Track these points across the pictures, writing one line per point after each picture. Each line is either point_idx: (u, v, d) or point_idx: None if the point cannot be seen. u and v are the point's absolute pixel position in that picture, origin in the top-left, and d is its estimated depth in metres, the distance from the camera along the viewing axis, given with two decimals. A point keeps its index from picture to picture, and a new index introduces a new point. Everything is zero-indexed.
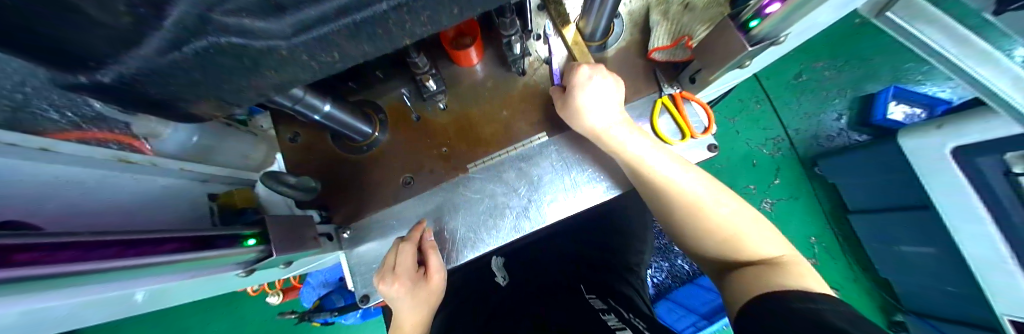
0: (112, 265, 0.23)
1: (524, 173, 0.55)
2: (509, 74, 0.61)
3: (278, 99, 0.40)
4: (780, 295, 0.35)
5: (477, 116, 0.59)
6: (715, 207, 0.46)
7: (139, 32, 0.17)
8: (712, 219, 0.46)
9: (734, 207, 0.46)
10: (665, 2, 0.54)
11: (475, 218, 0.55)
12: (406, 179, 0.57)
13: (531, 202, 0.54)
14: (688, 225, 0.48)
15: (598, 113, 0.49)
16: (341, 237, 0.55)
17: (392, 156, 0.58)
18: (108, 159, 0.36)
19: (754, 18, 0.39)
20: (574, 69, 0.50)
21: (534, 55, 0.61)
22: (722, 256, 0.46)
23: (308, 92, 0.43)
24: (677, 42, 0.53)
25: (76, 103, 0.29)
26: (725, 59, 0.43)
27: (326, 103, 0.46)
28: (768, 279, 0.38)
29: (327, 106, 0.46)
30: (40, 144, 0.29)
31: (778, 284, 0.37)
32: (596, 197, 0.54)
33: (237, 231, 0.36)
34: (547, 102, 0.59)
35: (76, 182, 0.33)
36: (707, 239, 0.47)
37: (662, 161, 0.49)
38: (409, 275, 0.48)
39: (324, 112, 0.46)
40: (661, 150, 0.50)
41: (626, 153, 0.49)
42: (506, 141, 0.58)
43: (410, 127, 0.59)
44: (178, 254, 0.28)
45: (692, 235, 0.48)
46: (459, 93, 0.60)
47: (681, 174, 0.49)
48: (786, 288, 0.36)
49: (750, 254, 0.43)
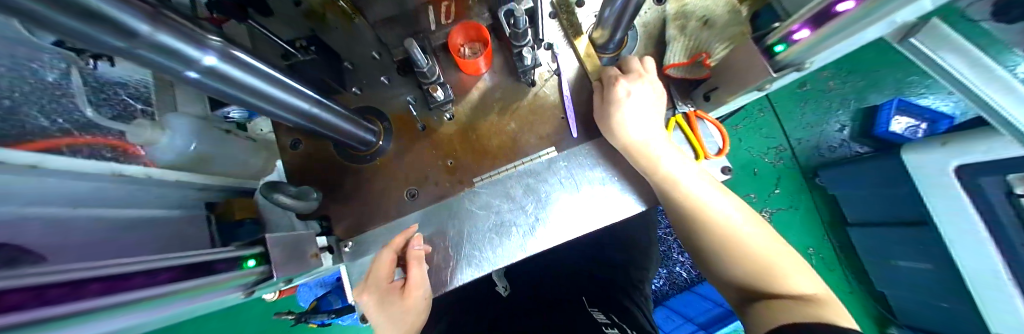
0: (105, 301, 0.21)
1: (532, 189, 0.54)
2: (518, 85, 0.59)
3: (192, 80, 0.26)
4: (816, 327, 0.32)
5: (484, 127, 0.58)
6: (744, 232, 0.45)
7: (39, 11, 0.14)
8: (743, 243, 0.44)
9: (764, 237, 0.45)
10: (683, 17, 0.51)
11: (480, 235, 0.53)
12: (410, 191, 0.56)
13: (538, 220, 0.53)
14: (718, 248, 0.46)
15: (636, 125, 0.48)
16: (342, 250, 0.54)
17: (396, 166, 0.57)
18: (104, 173, 0.35)
19: (781, 42, 0.37)
20: (613, 82, 0.50)
21: (544, 66, 0.59)
22: (750, 284, 0.43)
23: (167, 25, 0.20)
24: (694, 59, 0.50)
25: (66, 105, 0.34)
26: (744, 82, 0.42)
27: (209, 53, 0.24)
28: (802, 312, 0.36)
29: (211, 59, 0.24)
30: (30, 161, 0.28)
31: (815, 318, 0.34)
32: (612, 214, 0.52)
33: (238, 252, 0.35)
34: (557, 116, 0.58)
35: (63, 197, 0.31)
36: (741, 263, 0.44)
37: (694, 181, 0.48)
38: (382, 288, 0.46)
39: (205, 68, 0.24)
40: (692, 170, 0.49)
41: (660, 170, 0.48)
42: (514, 154, 0.57)
43: (416, 136, 0.57)
44: (171, 285, 0.27)
45: (719, 259, 0.46)
46: (468, 103, 0.59)
47: (712, 197, 0.48)
48: (814, 320, 0.33)
49: (784, 286, 0.40)
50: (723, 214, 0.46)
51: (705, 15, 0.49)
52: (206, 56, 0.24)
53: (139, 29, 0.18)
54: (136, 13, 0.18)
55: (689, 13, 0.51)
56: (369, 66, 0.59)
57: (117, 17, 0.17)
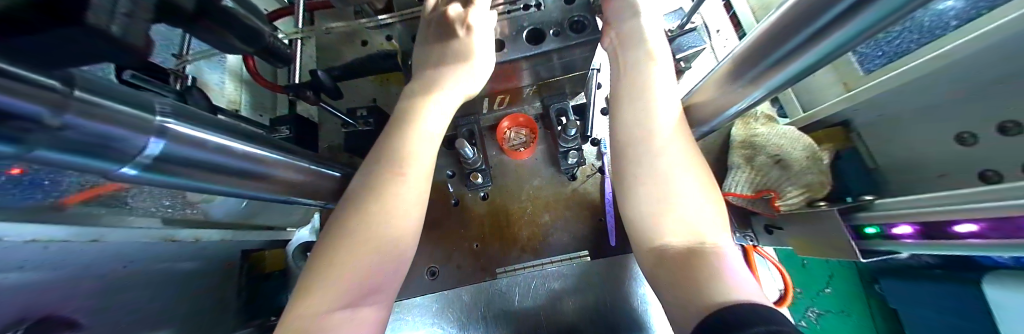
0: None
1: (555, 293, 0.52)
2: (559, 177, 0.58)
3: (129, 176, 0.22)
4: (739, 314, 0.22)
5: (517, 213, 0.56)
6: (699, 221, 0.32)
7: (31, 151, 0.15)
8: (683, 221, 0.32)
9: (719, 236, 0.31)
10: (752, 148, 0.49)
11: (484, 315, 0.52)
12: (431, 269, 0.54)
13: (546, 324, 0.51)
14: (642, 212, 0.35)
15: (661, 75, 0.39)
16: None
17: (423, 240, 0.56)
18: (156, 240, 0.40)
19: (871, 224, 0.34)
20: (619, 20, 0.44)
21: (588, 162, 0.58)
22: (699, 295, 0.27)
23: (79, 87, 0.15)
24: (758, 194, 0.46)
25: None
26: (826, 252, 0.38)
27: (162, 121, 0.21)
28: (700, 281, 0.27)
29: (164, 122, 0.21)
30: (92, 236, 0.33)
31: (724, 291, 0.26)
32: (617, 282, 0.52)
33: None
34: (596, 217, 0.55)
35: (91, 261, 0.32)
36: (670, 273, 0.31)
37: (679, 146, 0.36)
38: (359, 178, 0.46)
39: (159, 126, 0.20)
40: (683, 136, 0.36)
41: (657, 123, 0.37)
42: (543, 249, 0.54)
43: (448, 213, 0.58)
44: None
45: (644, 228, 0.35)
46: (505, 186, 0.58)
47: (711, 216, 0.32)
48: (732, 301, 0.24)
49: (727, 295, 0.25)
50: (681, 184, 0.34)
51: (776, 153, 0.46)
52: (216, 158, 0.25)
53: (148, 146, 0.20)
54: (147, 134, 0.20)
55: (758, 146, 0.48)
56: None
57: (129, 138, 0.19)
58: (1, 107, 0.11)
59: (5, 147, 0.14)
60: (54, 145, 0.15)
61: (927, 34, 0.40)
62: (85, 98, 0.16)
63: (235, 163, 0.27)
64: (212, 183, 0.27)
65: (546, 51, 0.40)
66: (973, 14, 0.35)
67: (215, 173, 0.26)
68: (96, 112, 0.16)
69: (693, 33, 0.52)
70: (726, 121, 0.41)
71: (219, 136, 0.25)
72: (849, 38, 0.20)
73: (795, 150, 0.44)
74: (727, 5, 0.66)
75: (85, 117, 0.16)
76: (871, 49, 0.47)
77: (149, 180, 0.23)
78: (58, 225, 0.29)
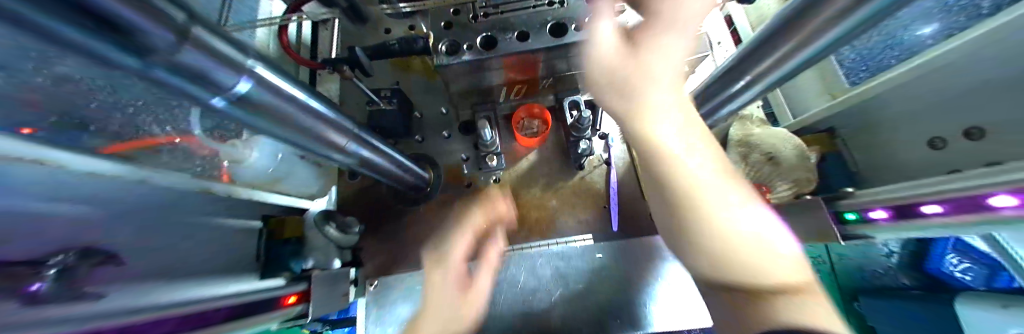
0: None
1: (559, 274, 0.54)
2: (568, 166, 0.61)
3: (217, 108, 0.25)
4: None
5: (527, 198, 0.59)
6: (747, 232, 0.26)
7: (153, 69, 0.17)
8: (735, 240, 0.26)
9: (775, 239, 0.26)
10: (747, 146, 0.53)
11: (489, 295, 0.53)
12: (441, 244, 0.57)
13: (548, 306, 0.52)
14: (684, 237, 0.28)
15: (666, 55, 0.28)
16: (364, 287, 0.54)
17: (437, 217, 0.59)
18: (195, 189, 0.41)
19: (851, 212, 0.38)
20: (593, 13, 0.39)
21: (595, 153, 0.61)
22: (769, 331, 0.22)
23: (202, 23, 0.18)
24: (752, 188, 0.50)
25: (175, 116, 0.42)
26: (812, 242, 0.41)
27: (251, 59, 0.23)
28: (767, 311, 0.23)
29: (253, 63, 0.23)
30: (139, 177, 0.34)
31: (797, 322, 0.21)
32: (627, 271, 0.53)
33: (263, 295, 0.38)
34: (600, 204, 0.59)
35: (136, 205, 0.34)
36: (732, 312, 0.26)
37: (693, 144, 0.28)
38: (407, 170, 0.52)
39: (250, 69, 0.23)
40: (697, 131, 0.29)
41: (658, 139, 0.28)
42: (550, 231, 0.57)
43: (461, 193, 0.60)
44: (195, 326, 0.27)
45: (694, 249, 0.28)
46: (516, 171, 0.61)
47: (761, 217, 0.27)
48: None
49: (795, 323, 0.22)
50: (720, 195, 0.26)
51: (770, 151, 0.50)
52: (288, 107, 0.28)
53: (237, 84, 0.23)
54: (239, 72, 0.22)
55: (753, 145, 0.52)
56: (434, 122, 0.65)
57: (225, 76, 0.21)
58: (144, 29, 0.13)
59: (134, 59, 0.16)
60: (169, 68, 0.18)
61: (905, 52, 0.45)
62: (204, 33, 0.18)
63: (299, 114, 0.30)
64: (278, 126, 0.29)
65: (572, 42, 0.44)
66: (945, 33, 0.41)
67: (280, 118, 0.29)
68: (207, 47, 0.19)
69: (698, 41, 0.57)
70: (726, 117, 0.47)
71: (291, 88, 0.28)
72: (843, 43, 0.23)
73: (786, 150, 0.49)
74: (728, 21, 0.72)
75: (196, 49, 0.18)
76: (855, 64, 0.52)
77: (227, 113, 0.26)
78: (111, 164, 0.31)
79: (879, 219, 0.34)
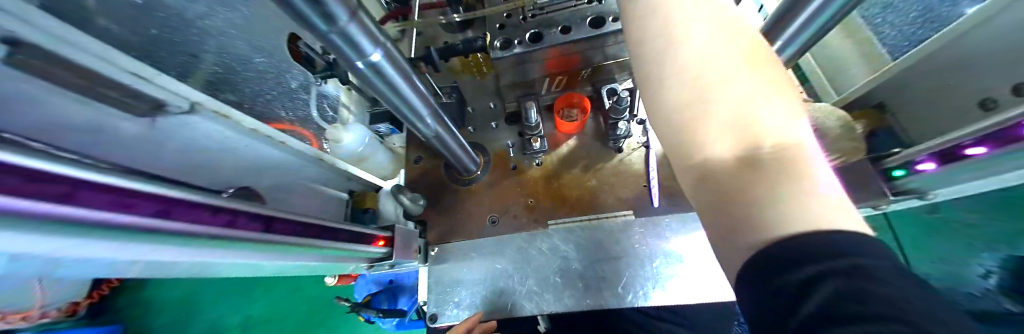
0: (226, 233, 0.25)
1: (600, 245, 0.57)
2: (606, 149, 0.66)
3: (357, 70, 0.34)
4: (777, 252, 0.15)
5: (568, 177, 0.65)
6: (764, 122, 0.17)
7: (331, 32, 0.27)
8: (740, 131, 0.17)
9: (800, 129, 0.17)
10: None
11: (532, 263, 0.57)
12: (491, 217, 0.63)
13: (589, 273, 0.55)
14: (669, 139, 0.21)
15: None
16: (427, 252, 0.62)
17: (488, 194, 0.66)
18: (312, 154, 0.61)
19: (901, 168, 0.42)
20: None
21: (632, 138, 0.66)
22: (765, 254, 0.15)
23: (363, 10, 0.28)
24: None
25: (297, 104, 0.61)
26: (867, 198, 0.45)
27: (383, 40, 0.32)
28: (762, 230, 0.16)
29: (385, 43, 0.33)
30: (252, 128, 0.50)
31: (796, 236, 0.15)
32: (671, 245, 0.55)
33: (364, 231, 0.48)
34: (639, 183, 0.62)
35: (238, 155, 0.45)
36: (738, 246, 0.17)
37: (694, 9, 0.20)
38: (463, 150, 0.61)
39: (384, 46, 0.33)
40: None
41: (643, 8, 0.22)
42: (591, 207, 0.62)
43: (508, 174, 0.68)
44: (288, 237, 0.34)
45: (682, 151, 0.20)
46: (557, 155, 0.68)
47: (783, 108, 0.18)
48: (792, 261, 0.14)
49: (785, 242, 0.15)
50: (717, 69, 0.18)
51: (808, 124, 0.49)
52: (397, 79, 0.38)
53: (373, 54, 0.32)
54: (376, 45, 0.31)
55: None
56: (483, 114, 0.75)
57: (368, 47, 0.31)
58: None
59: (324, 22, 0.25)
60: (341, 33, 0.27)
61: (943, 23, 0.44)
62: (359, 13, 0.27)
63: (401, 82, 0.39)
64: (391, 93, 0.39)
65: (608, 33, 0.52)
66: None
67: (391, 87, 0.38)
68: (359, 22, 0.28)
69: None
70: None
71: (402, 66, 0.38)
72: None
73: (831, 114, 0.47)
74: None
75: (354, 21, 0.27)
76: (897, 42, 0.51)
77: (364, 76, 0.35)
78: None
79: (926, 169, 0.37)
